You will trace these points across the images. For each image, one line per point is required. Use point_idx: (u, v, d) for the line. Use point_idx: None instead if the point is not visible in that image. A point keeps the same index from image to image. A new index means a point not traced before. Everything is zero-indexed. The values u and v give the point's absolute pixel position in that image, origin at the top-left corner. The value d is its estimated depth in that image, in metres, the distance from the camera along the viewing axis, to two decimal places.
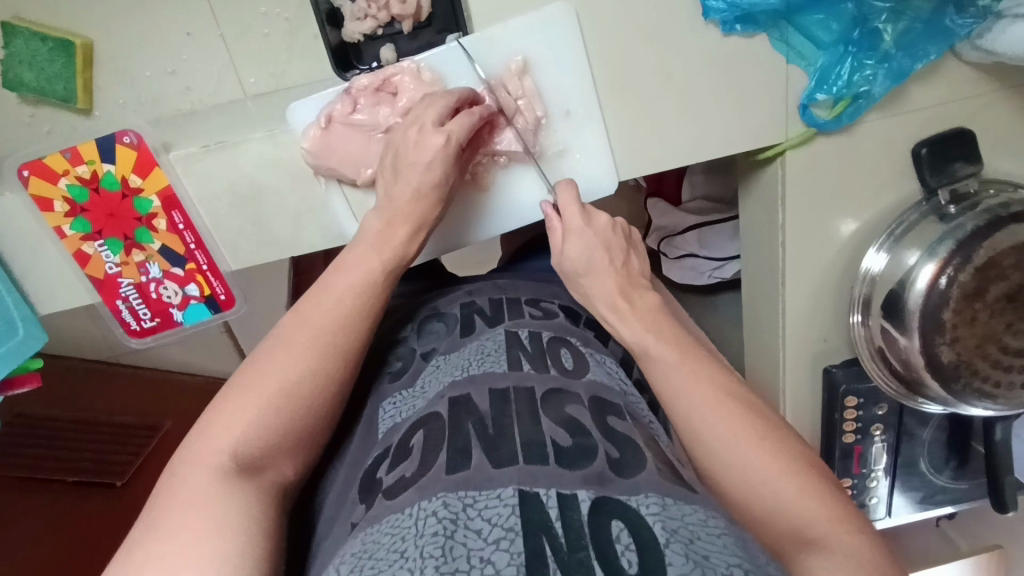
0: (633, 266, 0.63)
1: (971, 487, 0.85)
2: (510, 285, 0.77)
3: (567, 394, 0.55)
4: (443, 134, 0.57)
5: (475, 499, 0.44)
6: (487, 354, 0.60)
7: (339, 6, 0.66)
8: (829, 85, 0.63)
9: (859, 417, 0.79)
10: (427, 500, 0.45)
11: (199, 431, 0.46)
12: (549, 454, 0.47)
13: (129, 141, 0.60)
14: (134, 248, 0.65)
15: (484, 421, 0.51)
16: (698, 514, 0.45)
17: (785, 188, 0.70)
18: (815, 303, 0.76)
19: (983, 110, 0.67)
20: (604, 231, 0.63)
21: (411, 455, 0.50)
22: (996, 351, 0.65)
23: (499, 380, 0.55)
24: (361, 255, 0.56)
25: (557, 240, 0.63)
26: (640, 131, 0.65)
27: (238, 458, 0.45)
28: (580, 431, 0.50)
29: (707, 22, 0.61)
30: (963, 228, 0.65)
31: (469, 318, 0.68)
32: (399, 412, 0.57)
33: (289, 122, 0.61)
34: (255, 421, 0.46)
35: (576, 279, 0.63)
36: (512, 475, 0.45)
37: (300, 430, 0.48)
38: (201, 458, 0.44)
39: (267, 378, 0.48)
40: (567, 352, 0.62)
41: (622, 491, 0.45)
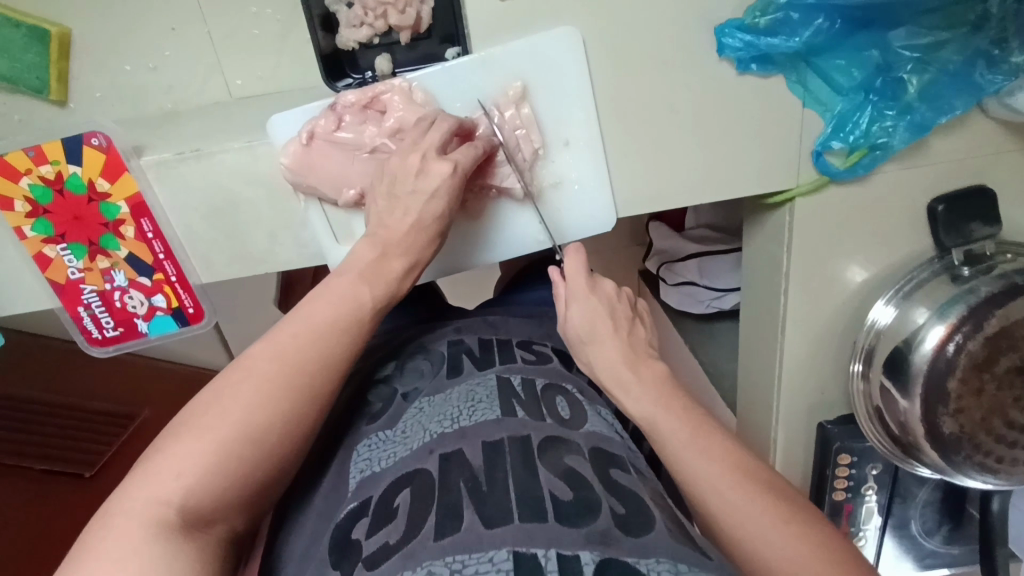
0: (640, 334, 0.60)
1: (962, 552, 0.81)
2: (502, 323, 0.74)
3: (567, 443, 0.52)
4: (449, 161, 0.54)
5: (464, 564, 0.41)
6: (476, 401, 0.55)
7: (335, 11, 0.63)
8: (845, 133, 0.59)
9: (850, 476, 0.75)
10: (410, 572, 0.41)
11: (143, 479, 0.41)
12: (547, 511, 0.44)
13: (98, 143, 0.57)
14: (98, 254, 0.61)
15: (476, 477, 0.47)
16: None
17: (791, 235, 0.66)
18: (815, 353, 0.73)
19: (1008, 169, 0.64)
20: (612, 299, 0.60)
21: (394, 517, 0.46)
22: (1001, 425, 0.62)
23: (492, 432, 0.51)
24: (344, 287, 0.52)
25: (561, 306, 0.61)
26: (643, 166, 0.61)
27: (184, 513, 0.41)
28: (581, 485, 0.47)
29: (722, 59, 0.57)
30: (976, 293, 0.62)
31: (456, 359, 0.64)
32: (376, 459, 0.53)
33: (269, 135, 0.57)
34: (208, 469, 0.42)
35: (580, 347, 0.60)
36: (507, 534, 0.42)
37: (254, 477, 0.44)
38: (144, 510, 0.40)
39: (225, 421, 0.44)
40: (562, 400, 0.58)
41: (630, 552, 0.42)
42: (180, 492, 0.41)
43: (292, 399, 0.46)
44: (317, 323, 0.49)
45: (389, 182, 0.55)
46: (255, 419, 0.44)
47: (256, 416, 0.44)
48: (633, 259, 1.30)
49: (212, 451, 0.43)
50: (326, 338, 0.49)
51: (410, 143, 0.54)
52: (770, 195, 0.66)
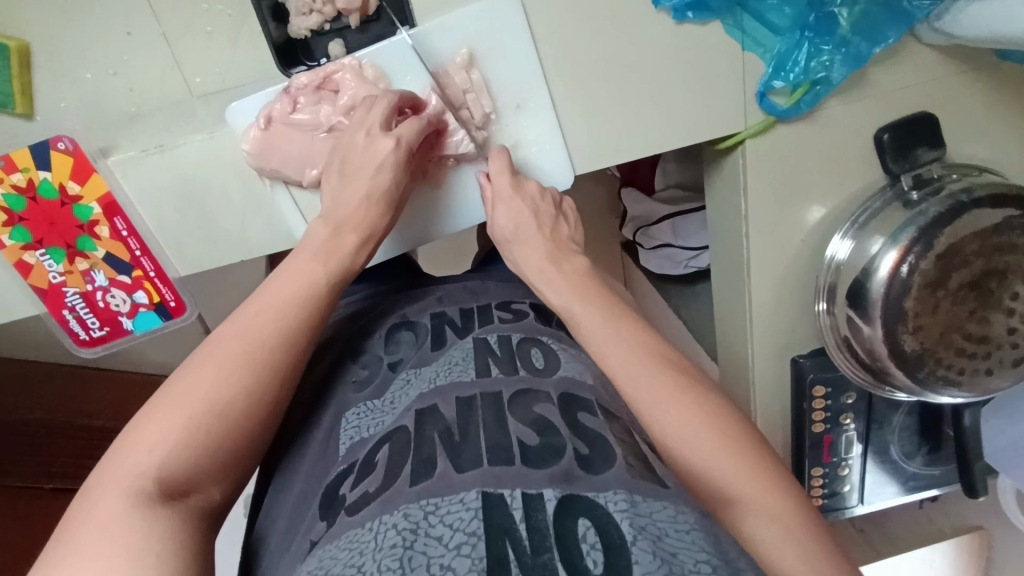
0: (563, 232, 0.64)
1: (944, 473, 0.85)
2: (481, 289, 0.75)
3: (538, 393, 0.53)
4: (392, 138, 0.57)
5: (437, 506, 0.43)
6: (454, 364, 0.58)
7: (285, 1, 0.64)
8: (787, 72, 0.62)
9: (827, 407, 0.79)
10: (388, 513, 0.43)
11: (118, 456, 0.44)
12: (514, 456, 0.46)
13: (64, 147, 0.59)
14: (77, 256, 0.63)
15: (450, 429, 0.50)
16: (668, 511, 0.44)
17: (746, 177, 0.68)
18: (781, 291, 0.75)
19: (946, 95, 0.66)
20: (534, 194, 0.63)
21: (374, 470, 0.48)
22: (959, 338, 0.65)
23: (466, 390, 0.54)
24: (301, 262, 0.55)
25: (489, 208, 0.64)
26: (594, 122, 0.63)
27: (162, 483, 0.43)
28: (548, 430, 0.49)
29: (659, 10, 0.59)
30: (925, 215, 0.64)
31: (439, 330, 0.66)
32: (364, 425, 0.55)
33: (228, 120, 0.59)
34: (180, 442, 0.44)
35: (506, 245, 0.63)
36: (475, 478, 0.44)
37: (229, 444, 0.46)
38: (124, 481, 0.42)
39: (193, 395, 0.46)
40: (537, 352, 0.60)
41: (590, 489, 0.44)
42: (155, 463, 0.43)
43: (257, 372, 0.48)
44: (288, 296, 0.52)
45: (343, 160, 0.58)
46: (226, 389, 0.47)
47: (223, 389, 0.47)
48: (610, 228, 1.31)
49: (183, 426, 0.45)
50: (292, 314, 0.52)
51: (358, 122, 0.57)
52: (722, 140, 0.68)
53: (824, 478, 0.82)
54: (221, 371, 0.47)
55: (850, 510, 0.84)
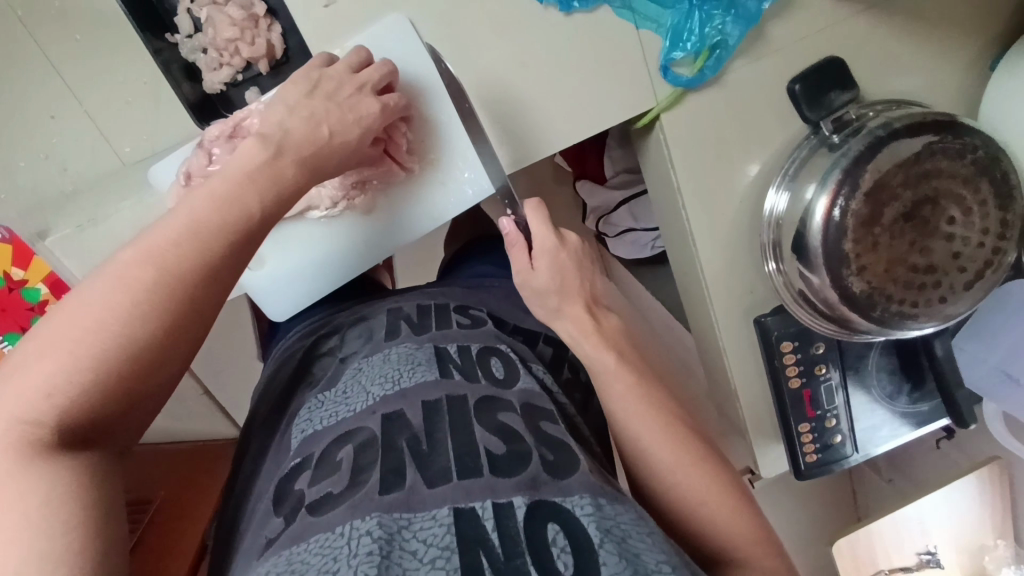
0: (597, 289, 0.67)
1: (933, 409, 0.84)
2: (439, 292, 0.76)
3: (501, 401, 0.56)
4: (377, 100, 0.57)
5: (410, 521, 0.44)
6: (416, 363, 0.58)
7: (195, 60, 0.68)
8: (684, 42, 0.63)
9: (799, 361, 0.78)
10: (359, 519, 0.43)
11: (3, 399, 0.39)
12: (483, 464, 0.48)
13: (2, 236, 0.63)
14: (33, 338, 0.66)
15: (417, 436, 0.51)
16: (630, 515, 0.48)
17: (670, 149, 0.69)
18: (732, 254, 0.75)
19: (848, 36, 0.67)
20: (576, 250, 0.64)
21: (338, 469, 0.49)
22: (905, 272, 0.64)
23: (432, 391, 0.55)
24: (226, 187, 0.48)
25: (522, 256, 0.63)
26: (509, 123, 0.64)
27: (62, 432, 0.39)
28: (513, 439, 0.52)
29: (546, 6, 0.61)
30: (847, 155, 0.64)
31: (394, 325, 0.67)
32: (316, 418, 0.56)
33: (155, 184, 0.61)
34: (82, 388, 0.40)
35: (544, 298, 0.64)
36: (446, 492, 0.46)
37: (135, 387, 0.43)
38: (12, 433, 0.38)
39: (102, 327, 0.41)
40: (497, 360, 0.62)
41: (556, 493, 0.47)
42: (53, 412, 0.39)
43: (146, 327, 0.42)
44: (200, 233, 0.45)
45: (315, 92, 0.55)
46: (126, 335, 0.42)
47: (133, 332, 0.42)
48: None
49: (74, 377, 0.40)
50: (205, 244, 0.46)
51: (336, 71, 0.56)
52: (639, 119, 0.69)
53: (812, 434, 0.81)
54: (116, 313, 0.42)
55: (847, 462, 0.83)
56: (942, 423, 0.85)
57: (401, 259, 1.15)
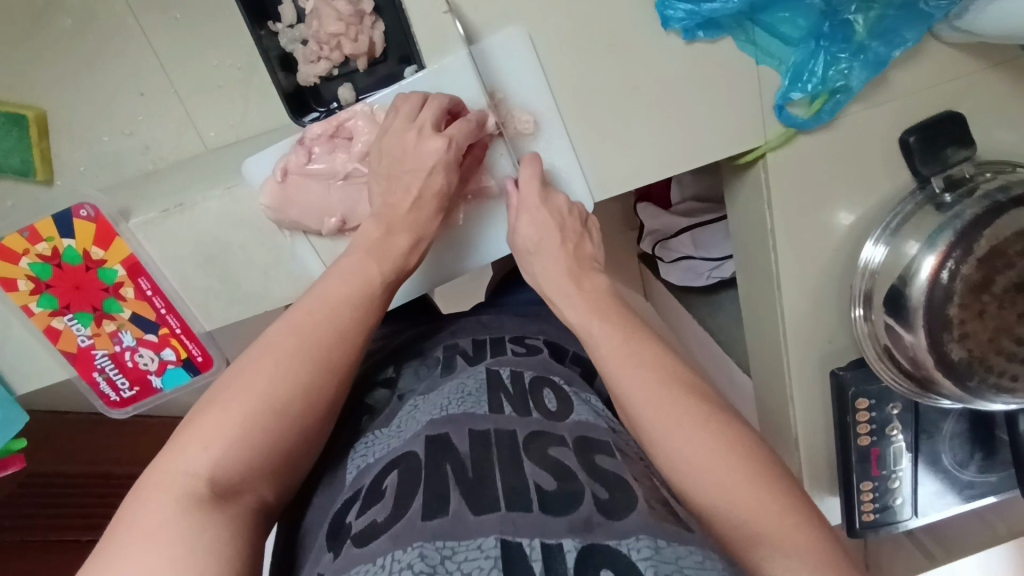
0: (586, 249, 0.63)
1: (1000, 480, 0.81)
2: (495, 322, 0.73)
3: (551, 436, 0.50)
4: (442, 137, 0.56)
5: (454, 551, 0.39)
6: (466, 394, 0.54)
7: (292, 50, 0.66)
8: (804, 82, 0.60)
9: (872, 419, 0.75)
10: (400, 550, 0.40)
11: (172, 451, 0.44)
12: (533, 502, 0.43)
13: (87, 214, 0.60)
14: (104, 318, 0.64)
15: (463, 463, 0.46)
16: (695, 557, 0.41)
17: (771, 192, 0.67)
18: (816, 303, 0.73)
19: (972, 91, 0.64)
20: (562, 210, 0.62)
21: (383, 498, 0.45)
22: (1009, 343, 0.61)
23: (480, 423, 0.50)
24: (354, 264, 0.55)
25: (512, 214, 0.63)
26: (611, 146, 0.63)
27: (215, 483, 0.43)
28: (566, 475, 0.46)
29: (669, 32, 0.59)
30: (962, 217, 0.62)
31: (450, 359, 0.64)
32: (372, 452, 0.53)
33: (246, 177, 0.60)
34: (235, 438, 0.45)
35: (527, 256, 0.63)
36: (494, 523, 0.41)
37: (285, 445, 0.47)
38: (178, 482, 0.42)
39: (250, 390, 0.47)
40: (550, 393, 0.57)
41: (611, 536, 0.41)
42: (211, 468, 0.43)
43: (291, 387, 0.48)
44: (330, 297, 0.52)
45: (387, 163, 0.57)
46: (276, 392, 0.47)
47: (277, 387, 0.47)
48: (627, 242, 1.30)
49: (231, 432, 0.45)
50: (358, 314, 0.53)
51: (404, 122, 0.57)
52: (741, 155, 0.67)
53: (874, 494, 0.78)
54: (269, 376, 0.48)
55: (905, 525, 0.80)
56: (993, 500, 0.83)
57: (442, 289, 1.09)
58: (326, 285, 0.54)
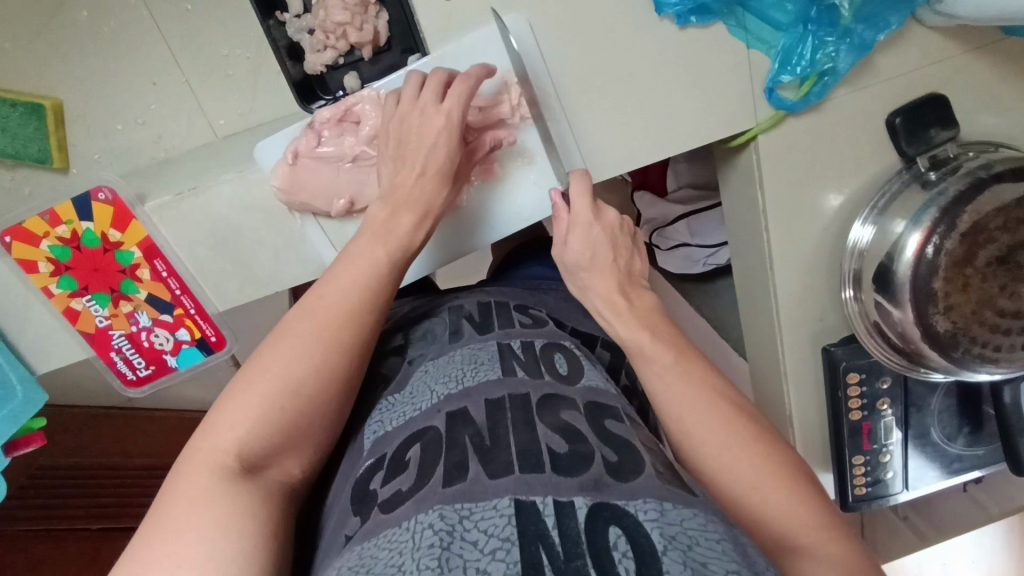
0: (635, 267, 0.63)
1: (987, 453, 0.83)
2: (498, 293, 0.75)
3: (564, 399, 0.53)
4: (443, 112, 0.57)
5: (471, 511, 0.42)
6: (479, 362, 0.57)
7: (299, 40, 0.68)
8: (793, 66, 0.63)
9: (863, 394, 0.78)
10: (423, 513, 0.42)
11: (201, 433, 0.47)
12: (545, 461, 0.45)
13: (105, 197, 0.62)
14: (121, 299, 0.66)
15: (481, 432, 0.49)
16: (697, 519, 0.43)
17: (762, 172, 0.69)
18: (808, 282, 0.75)
19: (954, 73, 0.67)
20: (612, 226, 0.62)
21: (406, 468, 0.48)
22: (993, 315, 0.64)
23: (494, 389, 0.52)
24: (359, 249, 0.56)
25: (561, 233, 0.62)
26: (607, 128, 0.65)
27: (242, 459, 0.46)
28: (576, 437, 0.48)
29: (662, 17, 0.61)
30: (945, 194, 0.64)
31: (457, 325, 0.66)
32: (388, 421, 0.55)
33: (259, 161, 0.62)
34: (257, 417, 0.48)
35: (576, 271, 0.62)
36: (509, 484, 0.43)
37: (306, 423, 0.50)
38: (209, 459, 0.45)
39: (268, 373, 0.49)
40: (561, 356, 0.60)
41: (619, 496, 0.43)
42: (238, 445, 0.47)
43: (306, 369, 0.50)
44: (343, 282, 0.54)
45: (395, 143, 0.59)
46: (293, 374, 0.49)
47: (294, 369, 0.49)
48: None
49: (254, 412, 0.48)
50: (371, 286, 0.55)
51: (401, 104, 0.58)
52: (734, 138, 0.69)
53: (866, 467, 0.81)
54: (286, 360, 0.50)
55: (896, 497, 0.82)
56: (980, 474, 0.85)
57: (442, 273, 1.11)
58: (335, 273, 0.55)
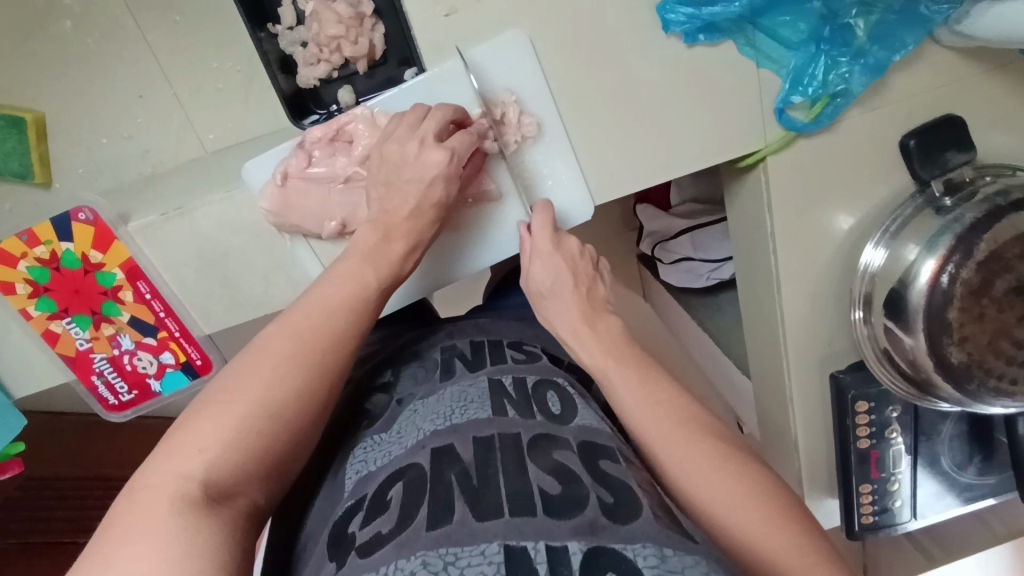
0: (599, 292, 0.62)
1: (999, 482, 0.81)
2: (493, 326, 0.73)
3: (557, 439, 0.50)
4: (443, 149, 0.56)
5: (458, 556, 0.39)
6: (469, 401, 0.54)
7: (292, 52, 0.66)
8: (804, 86, 0.60)
9: (872, 421, 0.76)
10: (405, 559, 0.39)
11: (163, 456, 0.43)
12: (536, 505, 0.43)
13: (85, 217, 0.59)
14: (102, 322, 0.63)
15: (468, 472, 0.46)
16: (700, 566, 0.41)
17: (771, 194, 0.67)
18: (817, 307, 0.73)
19: (971, 94, 0.64)
20: (572, 253, 0.62)
21: (388, 508, 0.45)
22: (1008, 346, 0.61)
23: (484, 428, 0.50)
24: (351, 268, 0.55)
25: (524, 262, 0.62)
26: (610, 149, 0.63)
27: (208, 486, 0.43)
28: (570, 478, 0.46)
29: (669, 35, 0.59)
30: (961, 221, 0.62)
31: (449, 363, 0.63)
32: (371, 460, 0.52)
33: (246, 181, 0.60)
34: (230, 440, 0.45)
35: (540, 300, 0.62)
36: (498, 529, 0.41)
37: (278, 450, 0.47)
38: (170, 486, 0.42)
39: (245, 395, 0.46)
40: (553, 395, 0.57)
41: (617, 540, 0.41)
42: (204, 472, 0.43)
43: (285, 393, 0.48)
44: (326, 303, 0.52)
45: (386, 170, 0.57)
46: (272, 398, 0.47)
47: (273, 391, 0.47)
48: (625, 244, 1.30)
49: (225, 436, 0.45)
50: (357, 315, 0.53)
51: (398, 129, 0.57)
52: (742, 158, 0.67)
53: (873, 496, 0.78)
54: (264, 382, 0.47)
55: (904, 527, 0.80)
56: (990, 503, 0.83)
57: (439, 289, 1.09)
58: (317, 294, 0.53)
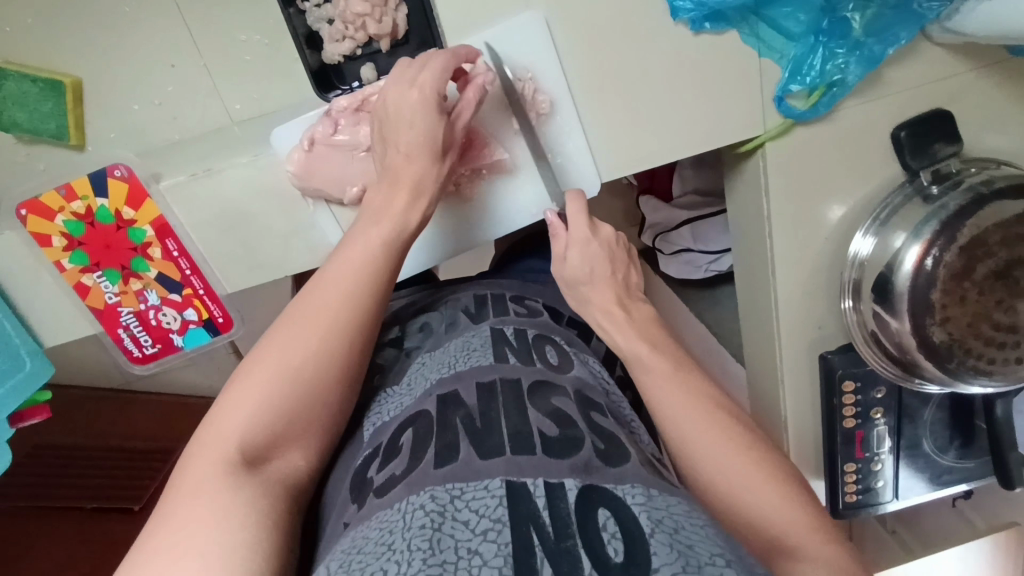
0: (631, 278, 0.67)
1: (978, 466, 0.84)
2: (495, 284, 0.76)
3: (554, 386, 0.53)
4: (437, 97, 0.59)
5: (463, 491, 0.42)
6: (472, 349, 0.58)
7: (318, 29, 0.68)
8: (803, 76, 0.64)
9: (857, 402, 0.79)
10: (415, 494, 0.43)
11: (209, 422, 0.48)
12: (535, 444, 0.46)
13: (120, 174, 0.63)
14: (131, 277, 0.67)
15: (472, 415, 0.50)
16: (682, 505, 0.44)
17: (767, 178, 0.70)
18: (810, 290, 0.76)
19: (959, 89, 0.68)
20: (609, 241, 0.66)
21: (400, 453, 0.48)
22: (988, 328, 0.65)
23: (487, 374, 0.54)
24: (360, 233, 0.58)
25: (559, 247, 0.65)
26: (620, 131, 0.66)
27: (246, 449, 0.47)
28: (567, 423, 0.49)
29: (677, 22, 0.63)
30: (946, 209, 0.66)
31: (453, 317, 0.66)
32: (387, 411, 0.56)
33: (273, 146, 0.63)
34: (261, 405, 0.49)
35: (575, 286, 0.65)
36: (500, 466, 0.44)
37: (309, 410, 0.51)
38: (214, 450, 0.46)
39: (272, 363, 0.50)
40: (552, 348, 0.61)
41: (608, 480, 0.44)
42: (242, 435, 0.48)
43: (309, 357, 0.51)
44: (345, 268, 0.55)
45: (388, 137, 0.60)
46: (296, 361, 0.51)
47: (297, 358, 0.51)
48: (626, 234, 1.34)
49: (259, 403, 0.49)
50: (377, 270, 0.56)
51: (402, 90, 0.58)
52: (741, 144, 0.71)
53: (857, 475, 0.82)
54: (287, 350, 0.51)
55: (885, 506, 0.83)
56: (968, 488, 0.86)
57: (445, 268, 1.12)
58: (334, 263, 0.56)
